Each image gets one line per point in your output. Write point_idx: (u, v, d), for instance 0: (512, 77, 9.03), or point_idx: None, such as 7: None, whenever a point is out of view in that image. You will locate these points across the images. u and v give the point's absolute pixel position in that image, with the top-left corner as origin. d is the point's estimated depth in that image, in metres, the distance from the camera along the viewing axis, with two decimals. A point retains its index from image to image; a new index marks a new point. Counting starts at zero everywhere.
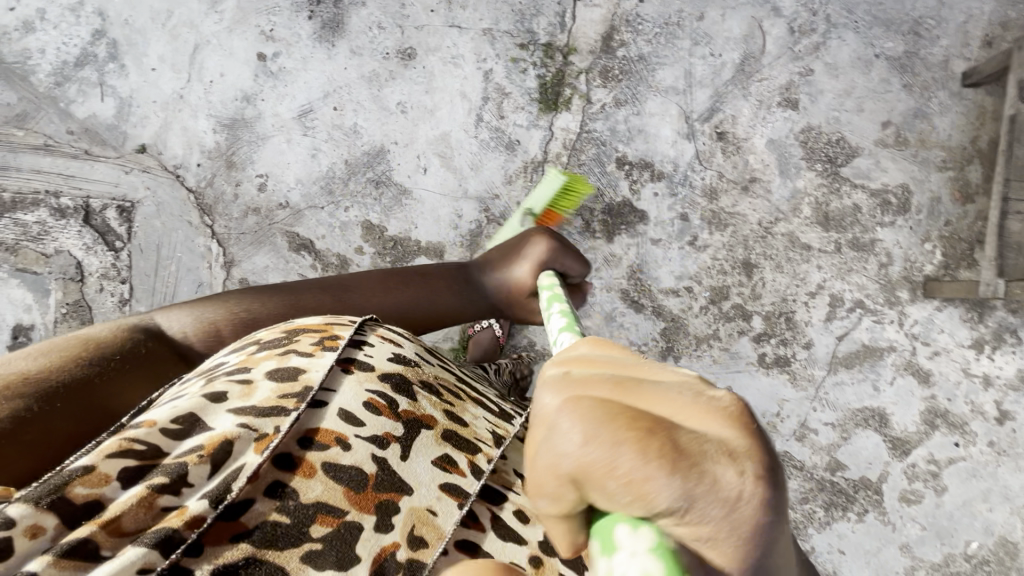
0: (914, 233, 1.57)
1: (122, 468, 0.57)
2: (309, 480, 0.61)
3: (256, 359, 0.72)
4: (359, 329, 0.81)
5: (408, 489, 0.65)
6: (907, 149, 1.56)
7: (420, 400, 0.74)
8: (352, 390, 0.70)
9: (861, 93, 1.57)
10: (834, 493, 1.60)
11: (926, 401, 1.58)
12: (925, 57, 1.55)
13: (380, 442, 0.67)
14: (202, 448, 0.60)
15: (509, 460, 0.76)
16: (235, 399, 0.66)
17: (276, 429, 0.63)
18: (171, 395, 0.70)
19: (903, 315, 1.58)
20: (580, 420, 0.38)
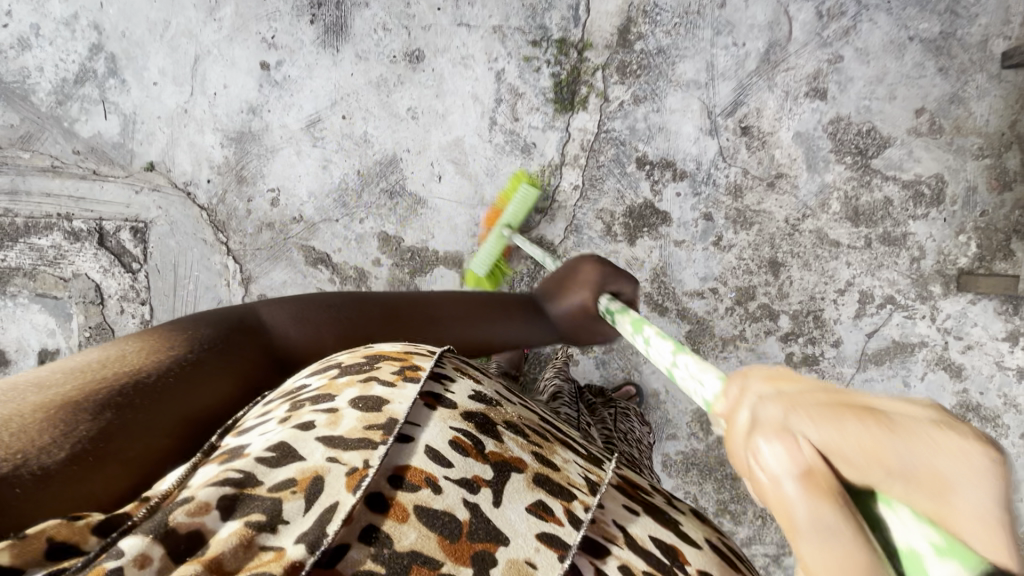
0: (947, 224, 1.52)
1: (223, 496, 0.48)
2: (402, 524, 0.51)
3: (337, 385, 0.61)
4: (437, 359, 0.68)
5: (505, 535, 0.54)
6: (942, 137, 1.50)
7: (507, 440, 0.62)
8: (436, 425, 0.59)
9: (893, 79, 1.49)
10: None
11: (957, 395, 1.56)
12: (963, 38, 1.47)
13: (470, 485, 0.56)
14: (297, 487, 0.51)
15: (608, 511, 0.63)
16: (321, 429, 0.55)
17: (366, 463, 0.53)
18: (258, 418, 0.61)
19: (935, 310, 1.55)
20: (810, 416, 0.38)
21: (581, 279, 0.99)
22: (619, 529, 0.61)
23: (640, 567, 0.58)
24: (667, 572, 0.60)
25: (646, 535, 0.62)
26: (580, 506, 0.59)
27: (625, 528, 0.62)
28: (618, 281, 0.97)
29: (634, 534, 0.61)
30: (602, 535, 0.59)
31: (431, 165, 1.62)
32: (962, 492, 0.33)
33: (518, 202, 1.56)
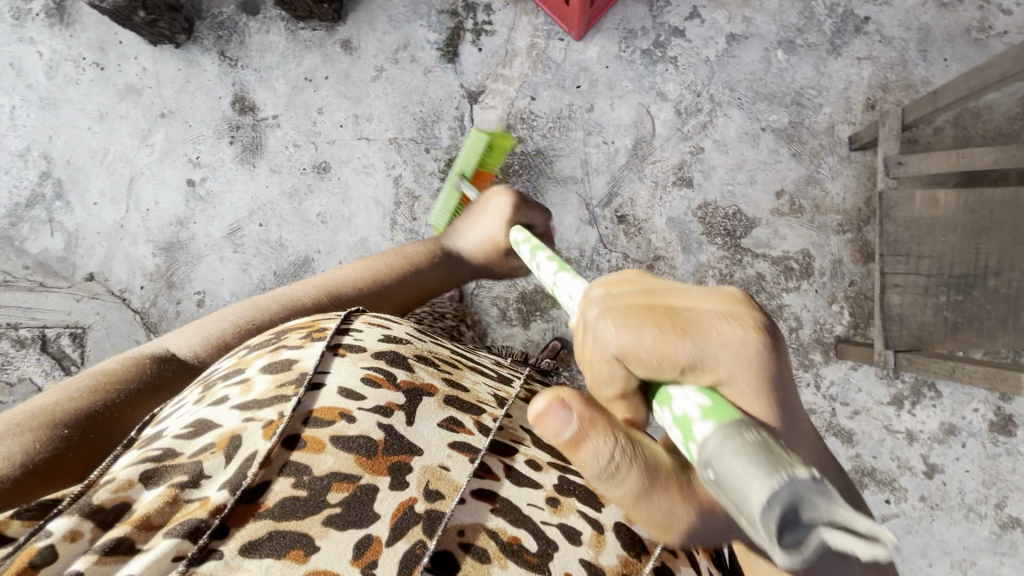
0: (819, 295, 1.60)
1: (143, 472, 0.58)
2: (320, 454, 0.62)
3: (248, 360, 0.74)
4: (344, 317, 0.78)
5: (418, 448, 0.66)
6: (804, 215, 1.60)
7: (418, 371, 0.74)
8: (346, 366, 0.69)
9: (752, 165, 1.62)
10: None
11: (851, 461, 1.59)
12: (811, 125, 1.60)
13: (384, 410, 0.67)
14: (216, 447, 0.61)
15: (514, 419, 0.77)
16: (236, 398, 0.66)
17: (280, 414, 0.63)
18: (175, 408, 0.70)
19: (818, 377, 1.60)
20: (615, 321, 0.55)
21: (496, 210, 1.24)
22: (522, 428, 0.77)
23: (544, 460, 0.73)
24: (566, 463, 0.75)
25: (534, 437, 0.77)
26: (488, 421, 0.73)
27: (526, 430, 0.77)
28: (530, 211, 1.23)
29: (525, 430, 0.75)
30: (510, 437, 0.74)
31: (340, 263, 1.77)
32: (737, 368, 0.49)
33: (472, 146, 1.44)
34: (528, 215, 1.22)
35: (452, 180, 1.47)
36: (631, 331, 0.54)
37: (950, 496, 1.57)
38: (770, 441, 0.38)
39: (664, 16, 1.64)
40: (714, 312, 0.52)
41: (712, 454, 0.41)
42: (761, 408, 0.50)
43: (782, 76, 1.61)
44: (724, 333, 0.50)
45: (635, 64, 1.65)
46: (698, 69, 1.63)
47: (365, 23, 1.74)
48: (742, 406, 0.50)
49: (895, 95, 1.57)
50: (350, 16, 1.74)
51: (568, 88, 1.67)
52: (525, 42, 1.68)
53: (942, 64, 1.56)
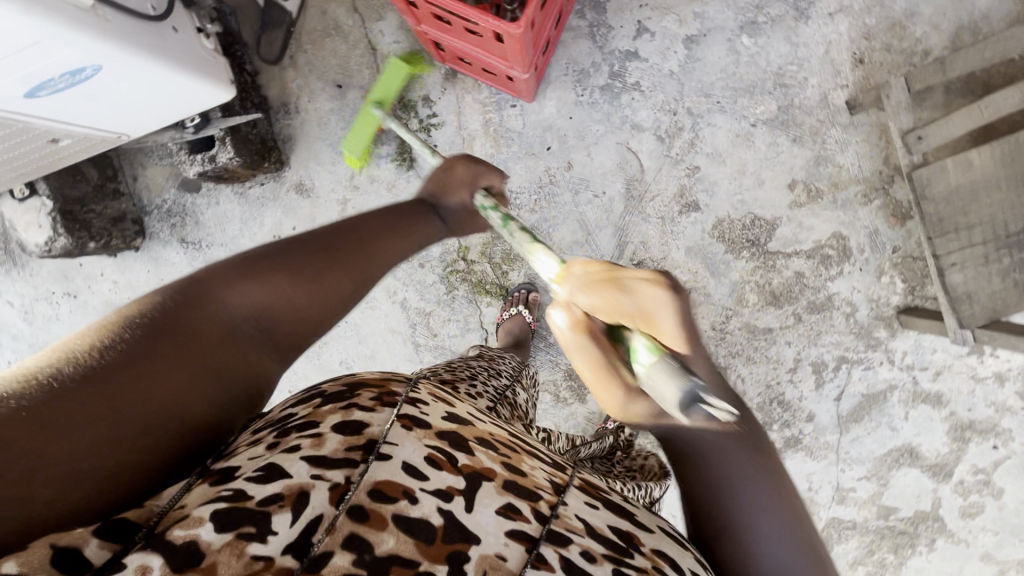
0: (866, 273, 1.52)
1: (216, 511, 0.55)
2: (380, 533, 0.58)
3: (320, 412, 0.67)
4: (413, 385, 0.76)
5: (477, 536, 0.61)
6: (824, 198, 1.50)
7: (478, 454, 0.69)
8: (412, 442, 0.65)
9: (754, 166, 1.51)
10: (895, 535, 1.61)
11: (947, 420, 1.55)
12: (802, 104, 1.47)
13: (444, 495, 0.62)
14: (284, 501, 0.57)
15: (570, 507, 0.68)
16: (307, 450, 0.62)
17: (348, 479, 0.60)
18: (249, 442, 0.66)
19: (890, 353, 1.54)
20: (589, 292, 0.72)
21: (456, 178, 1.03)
22: (581, 523, 0.67)
23: (599, 551, 0.64)
24: (626, 553, 0.66)
25: (604, 524, 0.69)
26: (545, 507, 0.66)
27: (585, 520, 0.68)
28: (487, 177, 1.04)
29: (592, 526, 0.67)
30: (568, 529, 0.65)
31: None
32: (662, 318, 0.67)
33: (393, 78, 1.43)
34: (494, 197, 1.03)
35: (372, 109, 1.43)
36: (603, 300, 0.70)
37: None
38: (676, 363, 0.64)
39: (611, 44, 1.50)
40: (643, 278, 0.67)
41: (658, 383, 0.64)
42: (679, 343, 0.68)
43: (756, 62, 1.47)
44: (651, 293, 0.66)
45: (598, 104, 1.53)
46: (666, 87, 1.50)
47: (310, 160, 1.64)
48: (667, 343, 0.68)
49: (881, 39, 1.43)
50: (293, 158, 1.64)
51: (539, 152, 1.56)
52: (478, 122, 1.57)
53: None
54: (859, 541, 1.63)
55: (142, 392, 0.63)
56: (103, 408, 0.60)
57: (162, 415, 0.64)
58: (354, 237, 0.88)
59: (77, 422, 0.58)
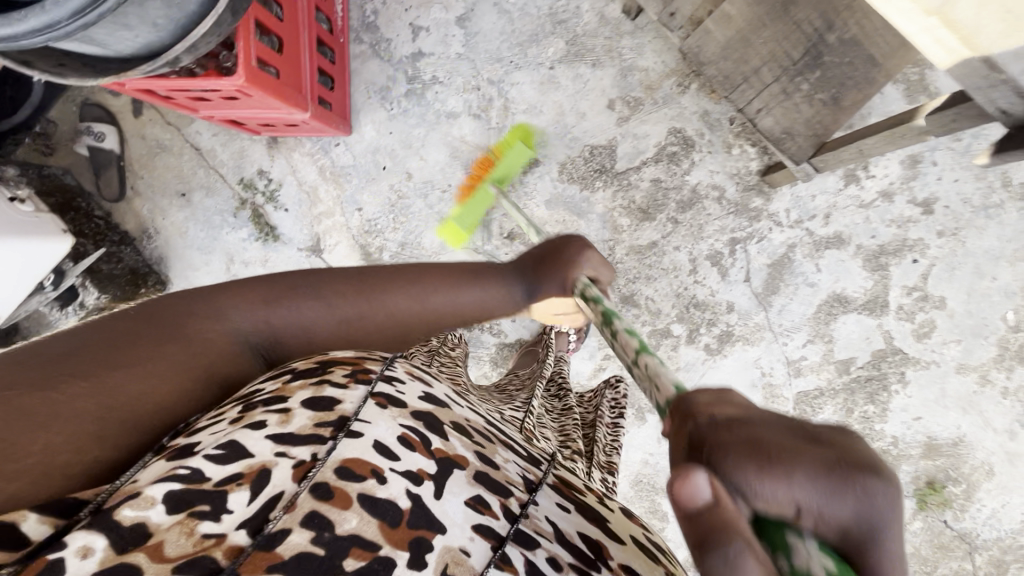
0: (716, 153, 1.53)
1: (169, 489, 0.48)
2: (342, 512, 0.49)
3: (290, 387, 0.60)
4: (388, 363, 0.66)
5: (441, 525, 0.52)
6: (645, 104, 1.53)
7: (453, 439, 0.60)
8: (386, 421, 0.57)
9: (571, 103, 1.55)
10: (864, 385, 1.57)
11: (859, 255, 1.53)
12: (584, 30, 1.52)
13: (414, 477, 0.54)
14: (241, 480, 0.50)
15: (541, 507, 0.60)
16: (272, 427, 0.54)
17: (315, 457, 0.52)
18: (210, 419, 0.59)
19: (774, 216, 1.54)
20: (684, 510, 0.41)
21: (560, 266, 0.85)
22: (552, 527, 0.58)
23: (567, 560, 0.56)
24: (595, 567, 0.56)
25: (575, 530, 0.60)
26: (514, 505, 0.58)
27: (556, 524, 0.59)
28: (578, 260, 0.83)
29: (562, 531, 0.58)
30: (535, 531, 0.56)
31: None
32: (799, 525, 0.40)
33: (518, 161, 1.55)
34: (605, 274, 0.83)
35: (485, 188, 1.57)
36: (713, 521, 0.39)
37: (963, 213, 1.48)
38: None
39: (396, 54, 1.57)
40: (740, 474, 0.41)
41: None
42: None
43: (527, 13, 1.53)
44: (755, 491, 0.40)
45: (410, 111, 1.59)
46: (460, 70, 1.56)
47: (186, 270, 1.71)
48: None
49: None
50: (171, 275, 1.72)
51: (378, 174, 1.62)
52: (314, 172, 1.63)
53: None
54: (834, 404, 1.59)
55: (131, 390, 0.60)
56: (88, 400, 0.58)
57: (141, 404, 0.61)
58: (373, 277, 0.80)
59: (61, 414, 0.56)
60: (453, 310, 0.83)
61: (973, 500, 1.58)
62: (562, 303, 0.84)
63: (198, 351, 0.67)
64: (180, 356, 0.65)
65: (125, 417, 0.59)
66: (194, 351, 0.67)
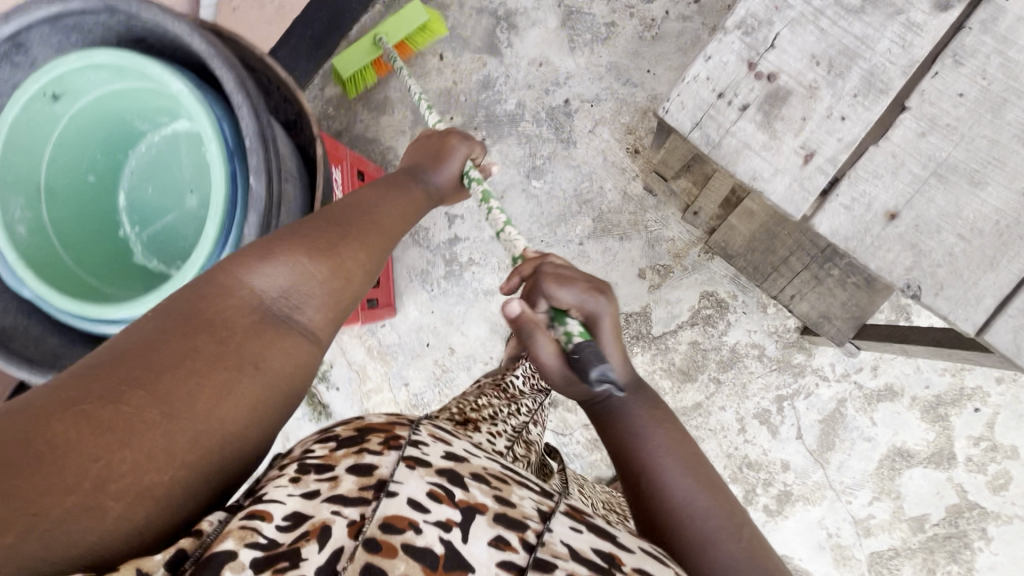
0: (751, 312, 1.55)
1: (256, 555, 0.48)
2: (391, 559, 0.51)
3: (334, 453, 0.59)
4: (413, 427, 0.65)
5: (471, 565, 0.53)
6: (675, 271, 1.58)
7: (473, 486, 0.59)
8: (415, 477, 0.57)
9: (602, 273, 1.61)
10: (942, 542, 1.48)
11: (914, 405, 1.49)
12: (609, 206, 1.60)
13: (443, 525, 0.55)
14: (309, 535, 0.51)
15: (559, 531, 0.59)
16: (325, 493, 0.54)
17: (365, 513, 0.54)
18: (275, 472, 0.59)
19: (819, 370, 1.52)
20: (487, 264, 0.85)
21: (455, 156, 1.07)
22: (569, 547, 0.58)
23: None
24: None
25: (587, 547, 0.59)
26: (532, 535, 0.57)
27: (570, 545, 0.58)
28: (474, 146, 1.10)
29: (576, 548, 0.58)
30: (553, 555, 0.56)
31: None
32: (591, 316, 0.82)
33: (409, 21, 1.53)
34: (482, 155, 1.11)
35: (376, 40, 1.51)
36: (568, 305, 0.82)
37: None
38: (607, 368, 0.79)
39: (433, 240, 1.69)
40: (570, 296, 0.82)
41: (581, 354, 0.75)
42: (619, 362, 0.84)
43: (553, 195, 1.63)
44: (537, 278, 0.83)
45: (450, 290, 1.68)
46: (495, 250, 1.66)
47: None
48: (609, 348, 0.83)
49: (643, 129, 1.59)
50: None
51: (422, 351, 1.69)
52: (362, 352, 1.72)
53: (650, 76, 1.59)
54: (914, 565, 1.49)
55: (189, 395, 0.53)
56: (168, 431, 0.51)
57: (228, 420, 0.55)
58: (355, 194, 0.87)
59: (152, 441, 0.50)
60: (398, 201, 0.91)
61: None
62: (450, 178, 1.08)
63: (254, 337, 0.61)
64: (234, 346, 0.59)
65: (213, 446, 0.54)
66: (245, 338, 0.61)
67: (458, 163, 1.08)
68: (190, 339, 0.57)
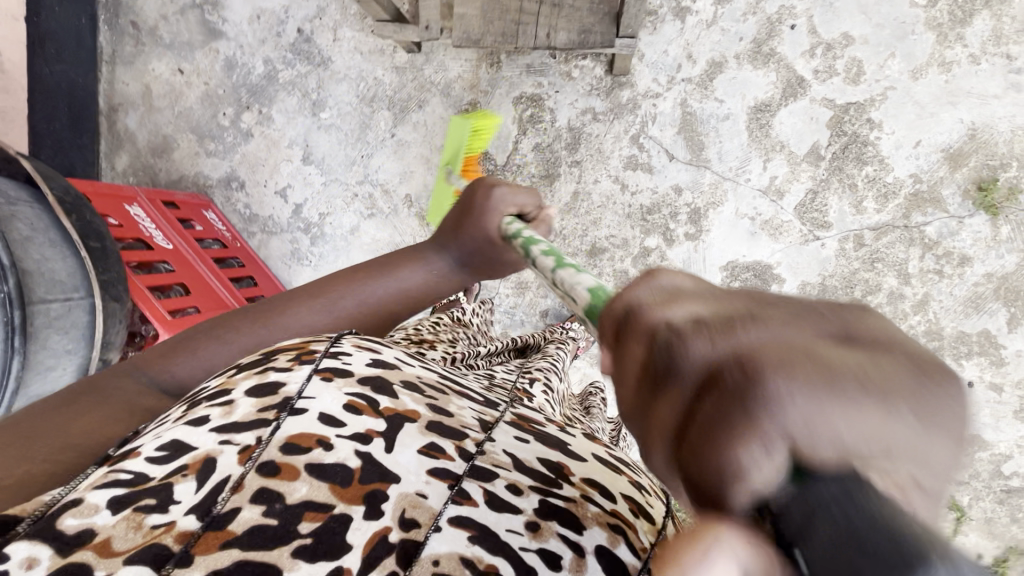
0: (562, 86, 1.56)
1: (113, 492, 0.43)
2: (291, 482, 0.45)
3: (235, 379, 0.56)
4: (333, 342, 0.61)
5: (394, 474, 0.48)
6: (479, 99, 1.60)
7: (403, 396, 0.56)
8: (330, 392, 0.52)
9: (427, 146, 1.63)
10: (844, 156, 1.49)
11: (743, 61, 1.49)
12: (392, 87, 1.62)
13: (361, 437, 0.49)
14: (189, 470, 0.46)
15: (498, 444, 0.55)
16: (217, 420, 0.50)
17: (261, 439, 0.48)
18: (158, 423, 0.54)
19: (649, 91, 1.53)
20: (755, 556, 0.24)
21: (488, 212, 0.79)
22: (510, 458, 0.54)
23: (526, 483, 0.51)
24: (555, 484, 0.51)
25: (533, 457, 0.55)
26: (470, 445, 0.53)
27: (514, 457, 0.54)
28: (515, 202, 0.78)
29: (521, 460, 0.54)
30: (494, 465, 0.52)
31: None
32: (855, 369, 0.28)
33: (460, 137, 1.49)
34: (533, 204, 0.79)
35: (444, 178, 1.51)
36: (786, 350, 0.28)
37: None
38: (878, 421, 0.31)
39: (283, 221, 1.72)
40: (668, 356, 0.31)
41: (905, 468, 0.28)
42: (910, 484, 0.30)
43: (344, 114, 1.65)
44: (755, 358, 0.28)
45: (325, 252, 1.72)
46: (334, 194, 1.69)
47: None
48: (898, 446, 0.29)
49: None
50: None
51: None
52: None
53: None
54: (836, 192, 1.50)
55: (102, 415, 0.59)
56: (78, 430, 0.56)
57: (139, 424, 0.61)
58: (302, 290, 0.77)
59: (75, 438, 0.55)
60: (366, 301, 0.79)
61: None
62: (487, 246, 0.80)
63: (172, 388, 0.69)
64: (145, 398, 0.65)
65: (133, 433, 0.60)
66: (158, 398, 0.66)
67: (498, 218, 0.77)
68: (98, 388, 0.64)
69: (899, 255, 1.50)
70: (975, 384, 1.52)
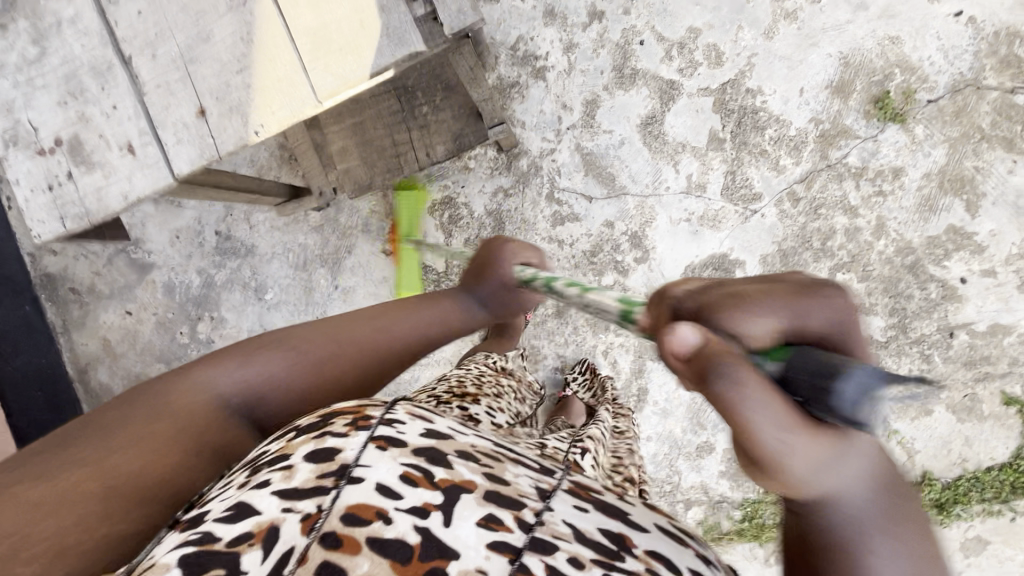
0: (465, 179, 1.62)
1: (183, 556, 0.42)
2: (353, 558, 0.43)
3: (293, 441, 0.51)
4: (389, 407, 0.55)
5: (454, 551, 0.45)
6: (397, 222, 1.65)
7: (458, 461, 0.52)
8: (388, 460, 0.49)
9: (370, 281, 1.68)
10: (741, 131, 1.52)
11: (612, 91, 1.55)
12: (317, 243, 1.68)
13: (420, 511, 0.47)
14: (253, 539, 0.44)
15: (558, 511, 0.52)
16: (278, 484, 0.47)
17: (321, 505, 0.45)
18: (222, 484, 0.51)
19: (543, 150, 1.59)
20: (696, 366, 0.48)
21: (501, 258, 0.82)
22: (571, 527, 0.51)
23: (588, 556, 0.49)
24: (619, 557, 0.50)
25: (593, 526, 0.52)
26: (530, 515, 0.50)
27: (574, 526, 0.51)
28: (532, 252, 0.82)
29: (582, 530, 0.51)
30: (553, 536, 0.49)
31: None
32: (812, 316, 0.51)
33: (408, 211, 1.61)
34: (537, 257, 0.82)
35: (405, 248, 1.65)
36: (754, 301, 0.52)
37: None
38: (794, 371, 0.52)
39: None
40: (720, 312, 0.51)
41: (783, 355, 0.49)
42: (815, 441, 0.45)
43: (285, 285, 1.71)
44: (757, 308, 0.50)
45: None
46: None
47: None
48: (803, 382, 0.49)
49: None
50: None
51: None
52: None
53: None
54: (752, 164, 1.53)
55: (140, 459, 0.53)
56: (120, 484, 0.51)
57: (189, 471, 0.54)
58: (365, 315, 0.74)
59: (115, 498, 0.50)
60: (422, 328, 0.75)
61: (916, 64, 1.46)
62: (508, 292, 0.81)
63: (174, 444, 0.55)
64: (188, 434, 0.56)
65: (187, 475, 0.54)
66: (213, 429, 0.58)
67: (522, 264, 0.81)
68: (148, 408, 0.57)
69: (836, 194, 1.51)
70: (968, 279, 1.49)
